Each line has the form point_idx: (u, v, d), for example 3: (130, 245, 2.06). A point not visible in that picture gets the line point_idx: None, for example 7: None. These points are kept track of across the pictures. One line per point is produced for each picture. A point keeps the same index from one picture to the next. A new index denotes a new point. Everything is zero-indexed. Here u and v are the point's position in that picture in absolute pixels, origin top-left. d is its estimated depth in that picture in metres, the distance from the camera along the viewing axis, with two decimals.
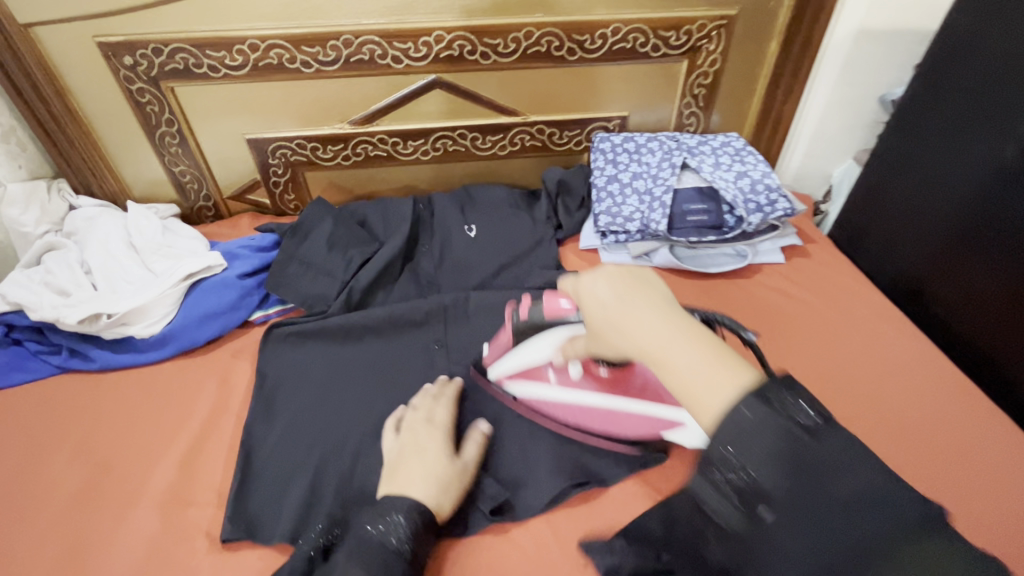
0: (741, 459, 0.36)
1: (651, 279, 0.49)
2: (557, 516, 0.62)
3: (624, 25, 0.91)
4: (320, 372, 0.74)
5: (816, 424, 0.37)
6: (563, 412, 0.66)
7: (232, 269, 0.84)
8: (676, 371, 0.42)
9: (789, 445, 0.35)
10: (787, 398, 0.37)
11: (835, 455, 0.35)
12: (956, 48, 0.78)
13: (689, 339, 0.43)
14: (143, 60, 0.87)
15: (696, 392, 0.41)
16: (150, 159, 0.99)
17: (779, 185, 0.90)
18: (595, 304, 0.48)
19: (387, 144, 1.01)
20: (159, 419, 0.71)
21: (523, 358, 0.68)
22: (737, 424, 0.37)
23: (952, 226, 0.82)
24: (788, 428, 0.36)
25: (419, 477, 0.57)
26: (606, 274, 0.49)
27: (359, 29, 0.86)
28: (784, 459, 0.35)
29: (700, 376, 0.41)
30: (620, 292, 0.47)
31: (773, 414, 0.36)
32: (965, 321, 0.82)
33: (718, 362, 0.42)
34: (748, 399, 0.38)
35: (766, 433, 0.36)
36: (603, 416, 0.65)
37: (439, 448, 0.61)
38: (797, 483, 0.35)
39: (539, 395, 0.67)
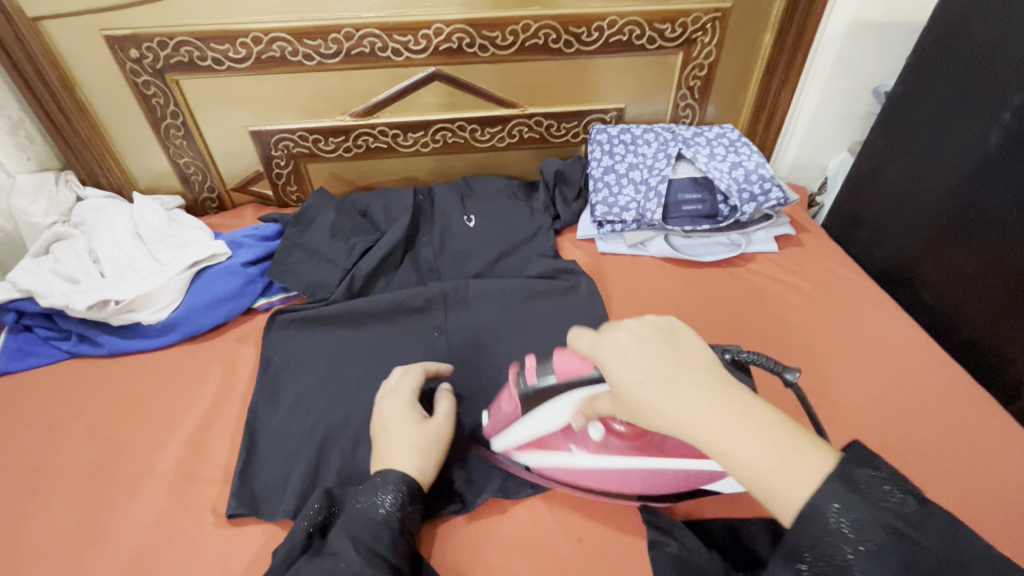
0: (843, 558, 0.35)
1: (681, 339, 0.45)
2: (553, 493, 0.64)
3: (620, 17, 0.92)
4: (322, 356, 0.76)
5: (912, 511, 0.36)
6: (588, 479, 0.61)
7: (236, 257, 0.86)
8: (742, 464, 0.39)
9: (893, 541, 0.35)
10: (877, 481, 0.37)
11: (941, 544, 0.35)
12: (942, 38, 0.80)
13: (751, 418, 0.40)
14: (149, 53, 0.89)
15: (772, 485, 0.38)
16: (155, 151, 1.01)
17: (772, 175, 0.92)
18: (632, 377, 0.43)
19: (388, 136, 1.03)
20: (166, 403, 0.73)
21: (533, 429, 0.60)
22: (828, 518, 0.36)
23: (940, 212, 0.83)
24: (890, 522, 0.35)
25: (398, 448, 0.58)
26: (636, 342, 0.44)
27: (360, 22, 0.88)
28: (891, 557, 0.35)
29: (773, 467, 0.38)
30: (661, 362, 0.43)
31: (870, 507, 0.36)
32: (954, 305, 0.84)
33: (785, 444, 0.39)
34: (837, 490, 0.36)
35: (868, 528, 0.35)
36: (631, 480, 0.59)
37: (408, 415, 0.61)
38: None
39: (558, 465, 0.61)
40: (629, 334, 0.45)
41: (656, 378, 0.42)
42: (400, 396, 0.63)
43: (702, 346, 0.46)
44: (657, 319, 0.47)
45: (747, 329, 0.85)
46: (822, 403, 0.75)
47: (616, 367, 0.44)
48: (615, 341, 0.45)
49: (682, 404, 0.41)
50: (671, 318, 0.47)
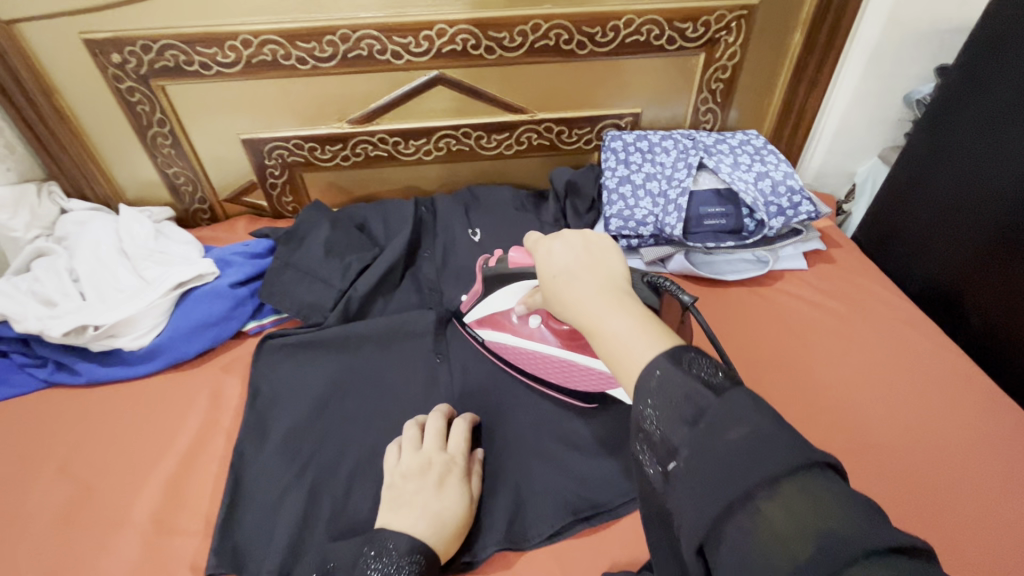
0: (652, 416, 0.36)
1: (607, 249, 0.47)
2: (564, 547, 0.58)
3: (637, 16, 0.85)
4: (314, 391, 0.70)
5: (720, 381, 0.35)
6: (521, 361, 0.68)
7: (224, 277, 0.80)
8: (605, 337, 0.41)
9: (688, 398, 0.35)
10: (699, 358, 0.37)
11: (734, 407, 0.33)
12: (996, 36, 0.72)
13: (625, 306, 0.41)
14: (132, 57, 0.83)
15: (619, 357, 0.39)
16: (142, 160, 0.96)
17: (802, 186, 0.85)
18: (546, 268, 0.47)
19: (388, 144, 0.96)
20: (146, 439, 0.67)
21: (487, 305, 0.69)
22: (647, 385, 0.37)
23: (989, 229, 0.76)
24: (690, 386, 0.35)
25: (422, 515, 0.53)
26: (564, 241, 0.48)
27: (356, 24, 0.82)
28: (683, 413, 0.35)
29: (629, 342, 0.39)
30: (571, 258, 0.46)
31: (681, 373, 0.36)
32: (1005, 333, 0.76)
33: (645, 330, 0.40)
34: (662, 361, 0.37)
35: (673, 389, 0.35)
36: (558, 372, 0.66)
37: (456, 489, 0.56)
38: (694, 431, 0.34)
39: (499, 341, 0.69)
40: (558, 237, 0.49)
41: (560, 269, 0.46)
42: (456, 466, 0.58)
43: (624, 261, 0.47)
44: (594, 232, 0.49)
45: (775, 355, 0.78)
46: (860, 441, 0.68)
47: (538, 261, 0.48)
48: (543, 241, 0.49)
49: (571, 288, 0.44)
50: (606, 235, 0.49)
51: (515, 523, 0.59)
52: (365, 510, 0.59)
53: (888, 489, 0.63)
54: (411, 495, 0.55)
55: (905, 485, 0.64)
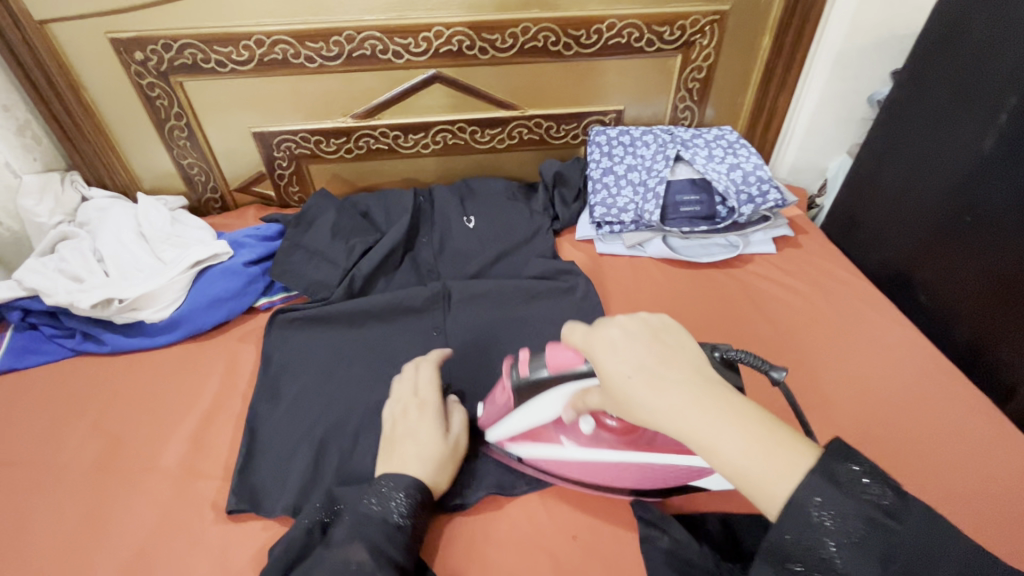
0: (826, 556, 0.37)
1: (668, 337, 0.47)
2: (549, 492, 0.65)
3: (618, 20, 0.93)
4: (322, 357, 0.77)
5: (894, 505, 0.37)
6: (578, 473, 0.62)
7: (238, 257, 0.87)
8: (726, 460, 0.40)
9: (871, 533, 0.37)
10: (856, 478, 0.38)
11: (920, 535, 0.36)
12: (941, 42, 0.80)
13: (735, 416, 0.41)
14: (153, 55, 0.90)
15: (755, 482, 0.39)
16: (158, 152, 1.02)
17: (770, 177, 0.92)
18: (619, 369, 0.45)
19: (389, 138, 1.04)
20: (168, 401, 0.73)
21: (528, 421, 0.60)
22: (812, 515, 0.37)
23: (936, 214, 0.84)
24: (870, 522, 0.37)
25: (413, 457, 0.59)
26: (624, 338, 0.46)
27: (360, 25, 0.89)
28: (866, 551, 0.36)
29: (753, 462, 0.39)
30: (648, 355, 0.45)
31: (852, 505, 0.37)
32: (950, 306, 0.84)
33: (769, 444, 0.40)
34: (816, 488, 0.38)
35: (853, 525, 0.37)
36: (623, 476, 0.60)
37: (434, 429, 0.62)
38: (884, 573, 0.36)
39: (549, 455, 0.62)
40: (618, 328, 0.47)
41: (641, 370, 0.44)
42: (429, 408, 0.64)
43: (691, 344, 0.48)
44: (647, 318, 0.49)
45: (744, 330, 0.85)
46: (817, 402, 0.75)
47: (603, 365, 0.46)
48: (603, 337, 0.47)
49: (667, 396, 0.42)
50: (662, 316, 0.49)
51: (504, 469, 0.66)
52: (369, 459, 0.66)
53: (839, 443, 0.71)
54: (400, 442, 0.61)
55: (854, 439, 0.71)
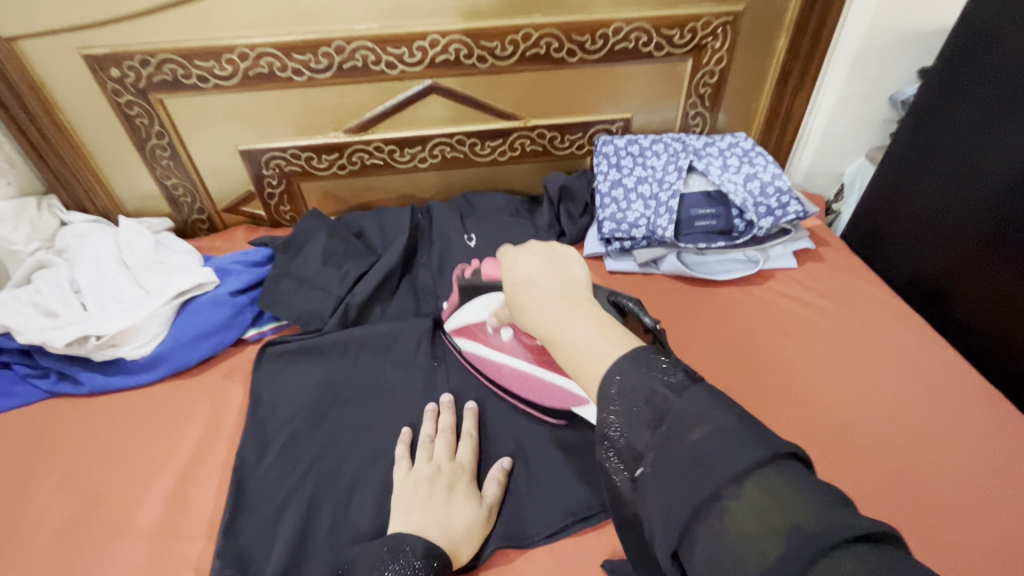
0: (618, 425, 0.37)
1: (571, 260, 0.50)
2: (564, 544, 0.59)
3: (625, 24, 0.87)
4: (315, 395, 0.71)
5: (681, 383, 0.37)
6: (491, 373, 0.69)
7: (224, 286, 0.81)
8: (565, 347, 0.42)
9: (651, 403, 0.36)
10: (659, 359, 0.39)
11: (696, 407, 0.35)
12: (976, 40, 0.73)
13: (586, 317, 0.43)
14: (130, 72, 0.84)
15: (584, 367, 0.40)
16: (140, 172, 0.97)
17: (790, 187, 0.87)
18: (511, 280, 0.49)
19: (384, 152, 0.98)
20: (147, 448, 0.68)
21: (463, 316, 0.72)
22: (611, 389, 0.38)
23: (974, 224, 0.77)
24: (650, 388, 0.37)
25: (433, 520, 0.55)
26: (530, 253, 0.50)
27: (350, 36, 0.84)
28: (645, 418, 0.36)
29: (589, 350, 0.41)
30: (538, 270, 0.48)
31: (639, 372, 0.38)
32: (993, 328, 0.76)
33: (607, 338, 0.41)
34: (620, 365, 0.38)
35: (635, 391, 0.37)
36: (524, 386, 0.66)
37: (467, 498, 0.58)
38: (658, 436, 0.35)
39: (473, 350, 0.71)
40: (523, 248, 0.51)
41: (525, 279, 0.48)
42: (465, 473, 0.61)
43: (587, 272, 0.50)
44: (555, 246, 0.51)
45: (767, 353, 0.79)
46: (851, 433, 0.69)
47: (504, 272, 0.50)
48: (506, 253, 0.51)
49: (536, 299, 0.46)
50: (571, 247, 0.52)
51: (512, 519, 0.60)
52: (366, 511, 0.60)
53: (879, 481, 0.64)
54: (423, 501, 0.57)
55: (897, 477, 0.65)
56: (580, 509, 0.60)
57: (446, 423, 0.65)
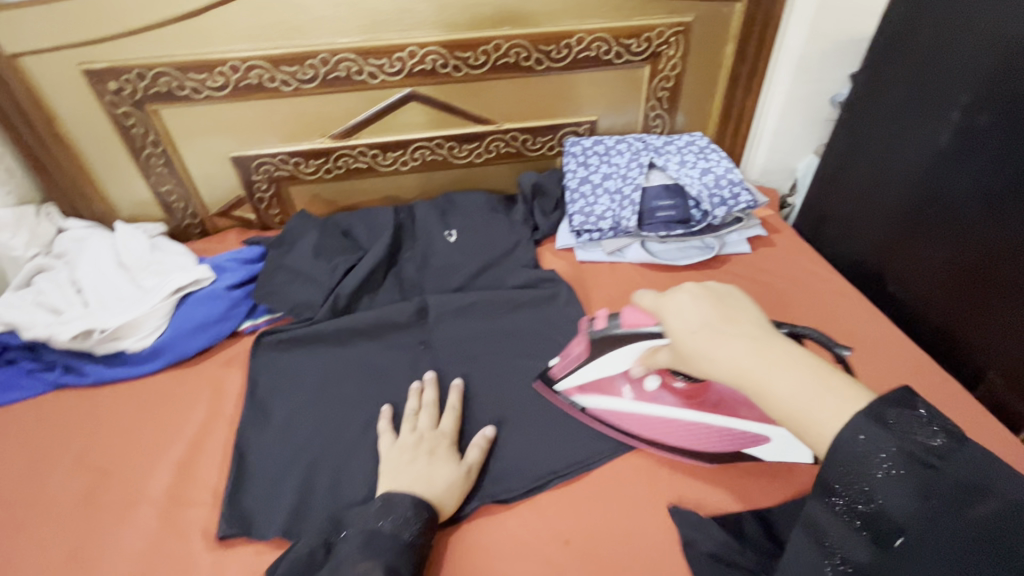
0: (869, 491, 0.39)
1: (737, 304, 0.53)
2: (541, 499, 0.64)
3: (587, 34, 0.96)
4: (310, 378, 0.77)
5: (943, 448, 0.38)
6: (639, 426, 0.68)
7: (220, 281, 0.86)
8: (777, 400, 0.44)
9: (918, 474, 0.38)
10: (910, 420, 0.39)
11: (966, 476, 0.37)
12: (894, 43, 0.81)
13: (790, 363, 0.45)
14: (127, 85, 0.90)
15: (805, 420, 0.42)
16: (136, 180, 1.02)
17: (740, 180, 0.96)
18: (683, 325, 0.52)
19: (368, 156, 1.05)
20: (152, 430, 0.73)
21: (595, 371, 0.68)
22: (855, 452, 0.39)
23: (901, 208, 0.84)
24: (909, 458, 0.38)
25: (419, 478, 0.61)
26: (694, 302, 0.53)
27: (334, 48, 0.91)
28: (909, 488, 0.38)
29: (805, 403, 0.43)
30: (710, 314, 0.51)
31: (893, 438, 0.38)
32: (922, 300, 0.84)
33: (821, 387, 0.43)
34: (858, 419, 0.40)
35: (889, 458, 0.38)
36: (682, 433, 0.66)
37: (450, 460, 0.64)
38: (924, 507, 0.37)
39: (608, 407, 0.69)
40: (685, 293, 0.54)
41: (703, 329, 0.50)
42: (446, 439, 0.66)
43: (758, 312, 0.53)
44: (714, 287, 0.55)
45: None
46: None
47: (669, 322, 0.53)
48: (670, 300, 0.54)
49: (724, 348, 0.48)
50: (735, 291, 0.54)
51: (495, 480, 0.65)
52: (360, 477, 0.66)
53: None
54: (410, 464, 0.63)
55: None
56: (557, 468, 0.66)
57: (428, 398, 0.71)
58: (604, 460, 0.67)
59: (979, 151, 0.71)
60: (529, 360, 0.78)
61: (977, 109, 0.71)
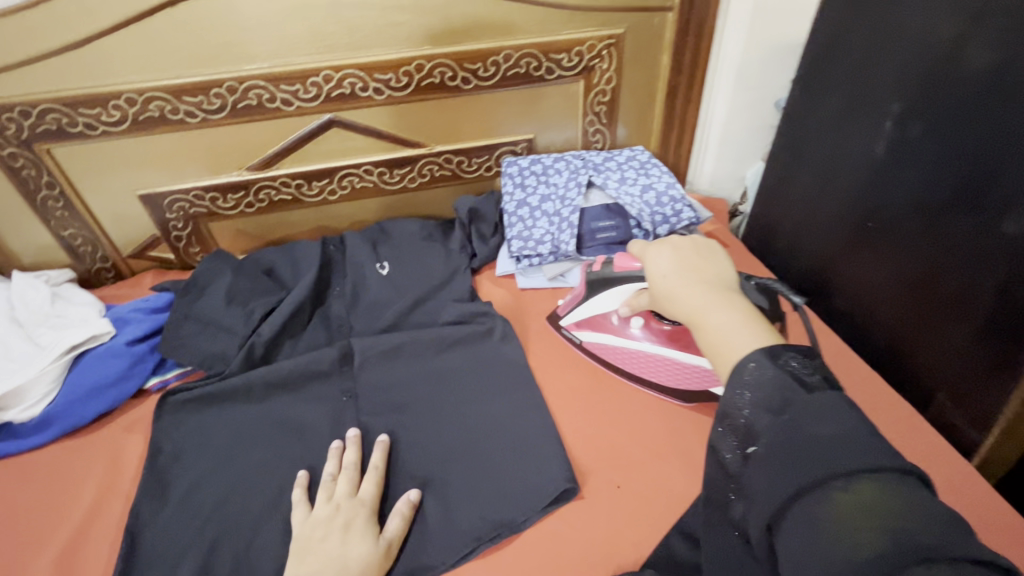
0: (741, 404, 0.40)
1: (713, 259, 0.55)
2: (468, 568, 0.59)
3: (514, 50, 0.91)
4: (219, 442, 0.70)
5: (813, 382, 0.39)
6: (624, 361, 0.76)
7: (121, 335, 0.79)
8: (708, 330, 0.46)
9: (781, 391, 0.39)
10: (800, 362, 0.41)
11: (825, 404, 0.37)
12: (826, 50, 0.77)
13: (732, 305, 0.47)
14: (11, 124, 0.82)
15: (724, 351, 0.44)
16: (33, 225, 0.93)
17: (683, 195, 0.92)
18: (657, 270, 0.55)
19: (292, 187, 0.98)
20: (35, 514, 0.65)
21: (590, 309, 0.78)
22: (743, 374, 0.41)
23: (842, 220, 0.81)
24: (783, 379, 0.39)
25: (330, 561, 0.55)
26: (672, 251, 0.56)
27: (241, 75, 0.84)
28: (769, 402, 0.39)
29: (730, 336, 0.44)
30: (681, 262, 0.54)
31: (775, 365, 0.40)
32: (868, 315, 0.81)
33: (749, 328, 0.45)
34: (758, 354, 0.41)
35: (768, 381, 0.40)
36: (661, 371, 0.74)
37: (365, 534, 0.58)
38: (778, 420, 0.38)
39: (600, 341, 0.78)
40: (668, 244, 0.57)
41: (672, 272, 0.53)
42: (364, 509, 0.60)
43: (733, 271, 0.55)
44: (697, 240, 0.58)
45: None
46: None
47: (646, 264, 0.57)
48: (652, 247, 0.57)
49: (681, 289, 0.51)
50: (718, 249, 0.56)
51: (418, 549, 0.59)
52: (267, 557, 0.59)
53: None
54: (319, 544, 0.56)
55: None
56: (484, 532, 0.60)
57: (348, 459, 0.65)
58: (536, 518, 0.61)
59: (914, 162, 0.68)
60: (460, 406, 0.73)
61: (910, 119, 0.68)
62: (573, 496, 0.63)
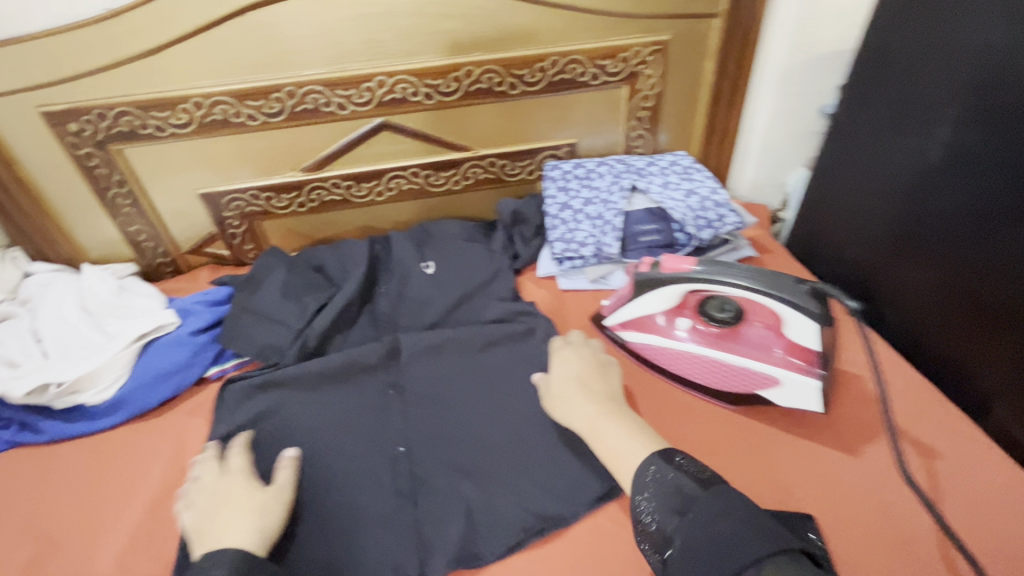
0: (650, 512, 0.51)
1: (608, 373, 0.70)
2: (515, 559, 0.60)
3: (561, 57, 0.93)
4: (275, 429, 0.73)
5: (706, 482, 0.50)
6: (669, 361, 0.76)
7: (185, 326, 0.83)
8: (604, 444, 0.60)
9: (677, 495, 0.50)
10: (689, 463, 0.53)
11: (716, 503, 0.47)
12: (878, 55, 0.76)
13: (622, 424, 0.61)
14: (88, 125, 0.87)
15: (618, 461, 0.57)
16: (102, 221, 0.99)
17: (727, 200, 0.93)
18: (563, 373, 0.69)
19: (341, 188, 1.02)
20: (107, 489, 0.70)
21: (636, 310, 0.77)
22: (644, 485, 0.53)
23: (890, 227, 0.80)
24: (680, 485, 0.50)
25: (240, 519, 0.58)
26: (575, 362, 0.71)
27: (301, 80, 0.88)
28: (670, 507, 0.49)
29: (623, 449, 0.58)
30: (583, 372, 0.69)
31: (673, 471, 0.53)
32: (918, 323, 0.79)
33: (637, 438, 0.59)
34: (653, 465, 0.54)
35: (666, 485, 0.51)
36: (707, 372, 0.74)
37: (255, 491, 0.61)
38: (682, 520, 0.48)
39: (645, 342, 0.78)
40: (573, 353, 0.72)
41: (573, 380, 0.68)
42: (237, 473, 0.63)
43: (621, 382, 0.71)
44: (601, 356, 0.73)
45: None
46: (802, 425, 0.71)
47: (554, 367, 0.71)
48: (561, 354, 0.72)
49: (581, 400, 0.65)
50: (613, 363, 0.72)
51: (467, 539, 0.61)
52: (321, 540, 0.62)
53: (825, 470, 0.66)
54: (224, 504, 0.59)
55: (845, 475, 0.65)
56: (532, 524, 0.62)
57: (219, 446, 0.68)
58: (584, 513, 0.62)
59: (967, 169, 0.68)
60: (505, 402, 0.74)
61: (964, 125, 0.67)
62: (620, 494, 0.64)
